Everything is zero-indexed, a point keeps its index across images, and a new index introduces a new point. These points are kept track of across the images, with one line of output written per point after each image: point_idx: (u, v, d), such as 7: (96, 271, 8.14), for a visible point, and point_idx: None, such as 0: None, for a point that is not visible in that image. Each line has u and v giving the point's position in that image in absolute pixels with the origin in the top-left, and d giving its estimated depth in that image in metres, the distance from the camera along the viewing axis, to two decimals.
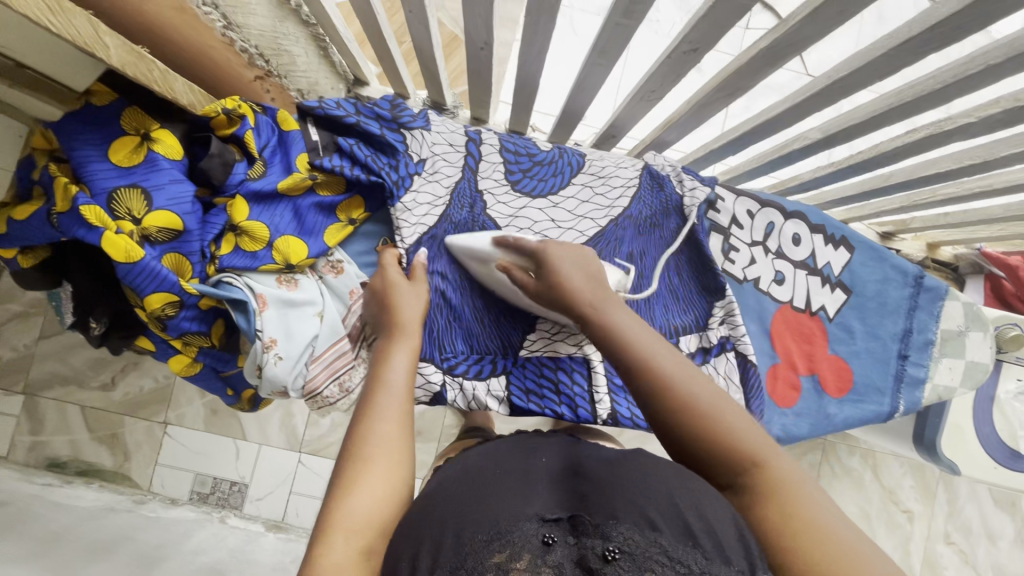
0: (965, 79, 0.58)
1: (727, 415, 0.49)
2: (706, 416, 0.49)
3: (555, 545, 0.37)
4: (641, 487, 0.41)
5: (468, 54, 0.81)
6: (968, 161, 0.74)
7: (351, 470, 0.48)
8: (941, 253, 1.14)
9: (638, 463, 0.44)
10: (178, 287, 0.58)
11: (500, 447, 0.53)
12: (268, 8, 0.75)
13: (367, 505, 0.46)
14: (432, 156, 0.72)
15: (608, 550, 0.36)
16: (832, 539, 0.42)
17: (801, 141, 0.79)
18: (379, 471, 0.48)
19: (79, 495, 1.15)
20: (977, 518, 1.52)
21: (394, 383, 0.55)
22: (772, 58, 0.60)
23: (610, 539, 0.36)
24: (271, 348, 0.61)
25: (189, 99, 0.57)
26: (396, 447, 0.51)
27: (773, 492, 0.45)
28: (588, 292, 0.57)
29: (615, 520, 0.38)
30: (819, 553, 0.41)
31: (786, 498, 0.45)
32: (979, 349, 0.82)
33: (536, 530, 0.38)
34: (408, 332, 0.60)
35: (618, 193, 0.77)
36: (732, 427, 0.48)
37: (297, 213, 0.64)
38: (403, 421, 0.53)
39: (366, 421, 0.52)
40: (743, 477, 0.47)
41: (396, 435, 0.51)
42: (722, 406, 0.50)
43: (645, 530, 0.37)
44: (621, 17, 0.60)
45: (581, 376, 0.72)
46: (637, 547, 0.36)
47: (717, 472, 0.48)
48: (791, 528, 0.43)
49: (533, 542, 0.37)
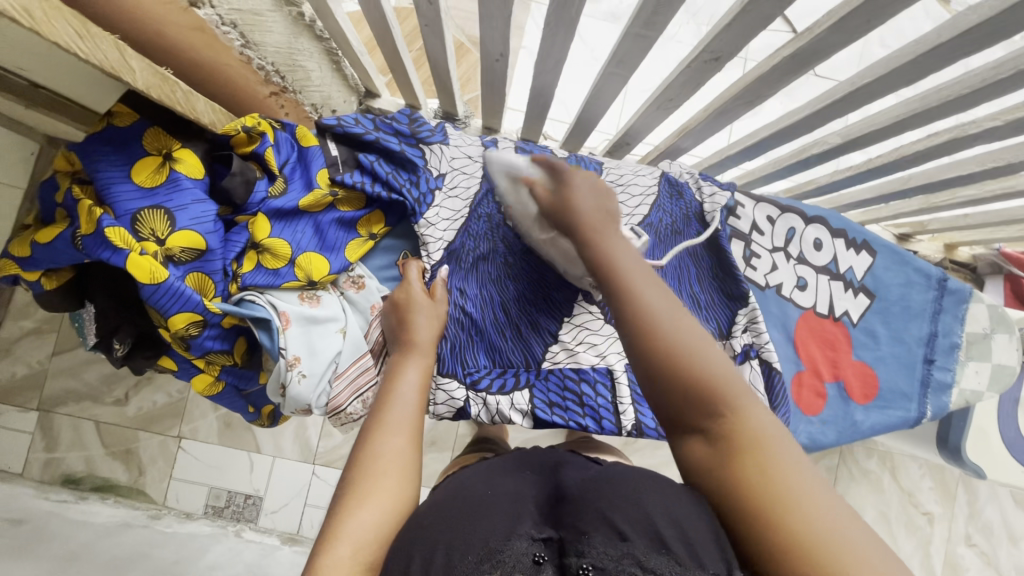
0: (994, 84, 0.57)
1: (708, 357, 0.45)
2: (687, 354, 0.45)
3: (545, 564, 0.37)
4: (614, 496, 0.40)
5: (483, 65, 0.81)
6: (992, 164, 0.73)
7: (360, 484, 0.48)
8: (960, 253, 1.13)
9: (645, 476, 0.44)
10: (201, 306, 0.57)
11: (504, 463, 0.53)
12: (284, 24, 0.73)
13: (373, 518, 0.46)
14: (451, 170, 0.71)
15: (581, 568, 0.35)
16: (796, 496, 0.39)
17: (821, 146, 0.79)
18: (387, 485, 0.48)
19: (95, 511, 1.15)
20: (999, 519, 1.50)
21: (406, 397, 0.56)
22: (795, 66, 0.60)
23: (583, 555, 0.36)
24: (294, 366, 0.61)
25: (210, 118, 0.57)
26: (404, 459, 0.51)
27: (750, 447, 0.42)
28: (589, 224, 0.53)
29: (586, 535, 0.37)
30: (783, 502, 0.39)
31: (766, 455, 0.42)
32: (1006, 351, 0.81)
33: (528, 547, 0.37)
34: (421, 351, 0.61)
35: (638, 201, 0.74)
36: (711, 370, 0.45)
37: (318, 228, 0.64)
38: (412, 435, 0.53)
39: (376, 434, 0.52)
40: (718, 427, 0.44)
41: (405, 448, 0.52)
42: (713, 353, 0.46)
43: (617, 541, 0.37)
44: (641, 28, 0.60)
45: (605, 387, 0.71)
46: (610, 562, 0.35)
47: (692, 417, 0.45)
48: (760, 478, 0.41)
49: (523, 562, 0.36)
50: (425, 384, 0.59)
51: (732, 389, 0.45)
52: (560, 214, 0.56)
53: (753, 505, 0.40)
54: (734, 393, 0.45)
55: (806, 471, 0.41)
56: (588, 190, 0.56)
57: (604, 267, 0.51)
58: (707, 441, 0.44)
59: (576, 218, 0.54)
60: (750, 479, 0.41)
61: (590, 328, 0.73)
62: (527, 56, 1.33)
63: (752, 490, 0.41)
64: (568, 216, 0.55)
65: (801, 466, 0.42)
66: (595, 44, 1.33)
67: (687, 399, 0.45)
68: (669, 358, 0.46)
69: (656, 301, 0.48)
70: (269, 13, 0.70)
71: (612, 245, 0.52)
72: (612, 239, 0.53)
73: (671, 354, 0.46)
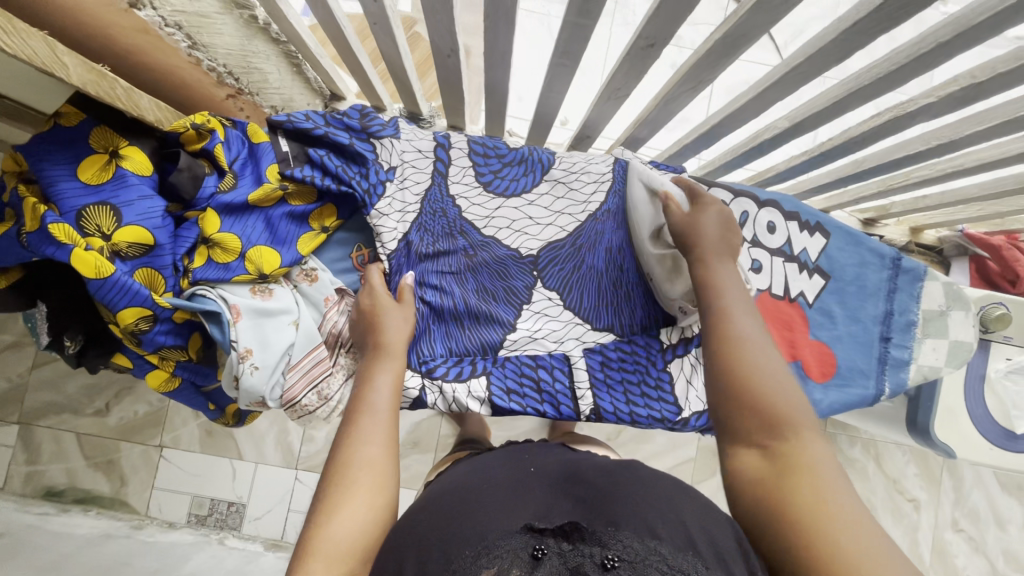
0: (919, 59, 0.57)
1: (787, 386, 0.50)
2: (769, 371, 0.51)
3: (544, 558, 0.39)
4: (652, 503, 0.45)
5: (437, 63, 0.82)
6: (935, 142, 0.74)
7: (332, 496, 0.49)
8: (925, 236, 1.14)
9: (642, 482, 0.48)
10: (151, 301, 0.58)
11: (501, 471, 0.56)
12: (235, 26, 0.75)
13: (349, 530, 0.47)
14: (401, 163, 0.72)
15: (608, 559, 0.38)
16: (851, 520, 0.42)
17: (771, 131, 0.80)
18: (362, 496, 0.50)
19: (76, 523, 1.15)
20: (986, 504, 1.50)
21: (378, 406, 0.56)
22: (728, 48, 0.61)
23: (609, 548, 0.39)
24: (246, 358, 0.62)
25: (155, 115, 0.58)
26: (380, 470, 0.52)
27: (799, 464, 0.46)
28: (708, 248, 0.60)
29: (618, 533, 0.41)
30: (832, 528, 0.41)
31: (809, 471, 0.45)
32: (962, 328, 0.81)
33: (527, 543, 0.40)
34: (394, 357, 0.61)
35: (592, 188, 0.77)
36: (786, 395, 0.50)
37: (269, 223, 0.65)
38: (388, 443, 0.54)
39: (349, 446, 0.52)
40: (779, 442, 0.48)
41: (381, 457, 0.52)
42: (789, 386, 0.51)
43: (647, 539, 0.41)
44: (577, 17, 0.61)
45: (562, 372, 0.71)
46: (636, 555, 0.39)
47: (757, 428, 0.49)
48: (823, 509, 0.43)
49: (522, 557, 0.39)
50: (398, 387, 0.60)
51: (796, 414, 0.49)
52: (686, 230, 0.63)
53: (794, 522, 0.43)
54: (801, 425, 0.48)
55: (835, 481, 0.45)
56: (718, 221, 0.63)
57: (711, 287, 0.58)
58: (762, 453, 0.48)
59: (700, 236, 0.61)
60: (800, 496, 0.44)
61: (549, 314, 0.74)
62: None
63: (794, 504, 0.44)
64: (694, 236, 0.62)
65: (838, 482, 0.45)
66: None
67: (751, 410, 0.50)
68: (746, 359, 0.52)
69: (748, 328, 0.55)
70: (218, 15, 0.71)
71: (725, 269, 0.59)
72: (726, 265, 0.60)
73: (750, 356, 0.52)
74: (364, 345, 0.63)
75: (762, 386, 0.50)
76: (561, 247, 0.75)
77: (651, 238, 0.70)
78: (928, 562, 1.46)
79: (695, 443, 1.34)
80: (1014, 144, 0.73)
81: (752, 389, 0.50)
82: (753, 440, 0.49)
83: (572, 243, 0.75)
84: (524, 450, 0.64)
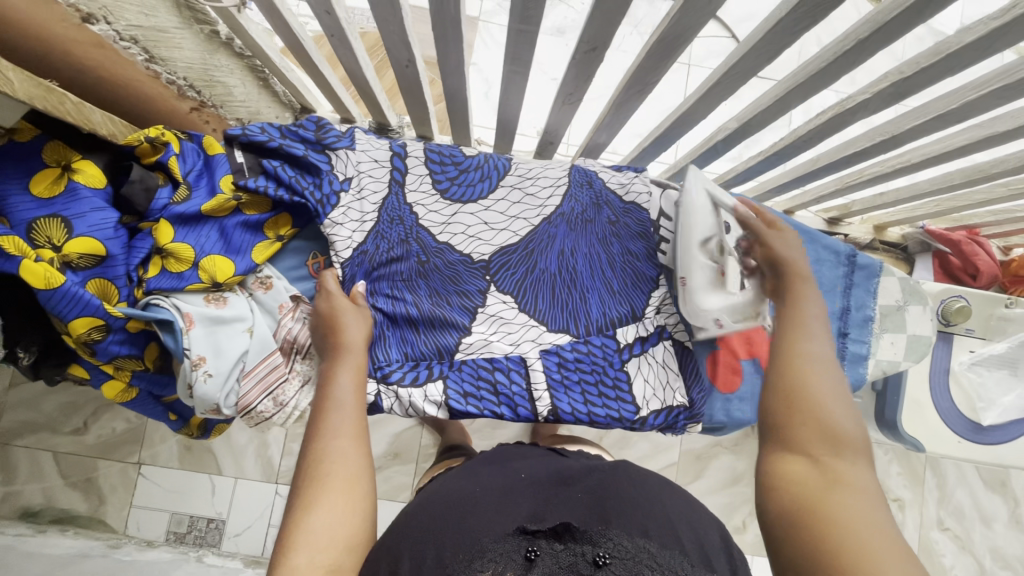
0: (844, 56, 0.59)
1: (845, 406, 0.53)
2: (828, 394, 0.53)
3: (537, 559, 0.42)
4: (646, 507, 0.49)
5: (397, 73, 0.84)
6: (878, 138, 0.75)
7: (309, 490, 0.50)
8: (889, 233, 1.15)
9: (640, 489, 0.52)
10: (103, 311, 0.58)
11: (493, 474, 0.58)
12: (195, 41, 0.76)
13: (327, 524, 0.48)
14: (358, 174, 0.73)
15: (599, 557, 0.41)
16: (885, 534, 0.43)
17: (723, 132, 0.82)
18: (337, 489, 0.50)
19: (52, 543, 1.14)
20: (969, 501, 1.49)
21: (344, 399, 0.57)
22: (666, 50, 0.63)
23: (600, 546, 0.42)
24: (199, 365, 0.62)
25: (109, 129, 0.59)
26: (353, 463, 0.53)
27: (846, 479, 0.48)
28: (796, 269, 0.64)
29: (608, 532, 0.44)
30: (870, 538, 0.42)
31: (854, 489, 0.47)
32: (920, 322, 0.84)
33: (520, 545, 0.43)
34: (354, 355, 0.62)
35: (549, 192, 0.79)
36: (841, 415, 0.52)
37: (223, 232, 0.66)
38: (358, 436, 0.55)
39: (320, 439, 0.54)
40: (829, 456, 0.49)
41: (352, 449, 0.54)
42: (842, 405, 0.53)
43: (637, 538, 0.44)
44: (520, 23, 0.63)
45: (519, 375, 0.72)
46: (627, 553, 0.42)
47: (814, 440, 0.50)
48: (856, 520, 0.44)
49: (516, 559, 0.42)
50: (360, 383, 0.61)
51: (849, 432, 0.51)
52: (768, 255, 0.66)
53: (824, 524, 0.44)
54: (852, 445, 0.50)
55: (869, 501, 0.46)
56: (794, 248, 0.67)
57: (795, 302, 0.61)
58: (811, 461, 0.49)
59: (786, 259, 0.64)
60: (838, 509, 0.45)
61: (504, 318, 0.73)
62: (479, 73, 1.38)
63: (832, 512, 0.45)
64: (781, 257, 0.65)
65: (876, 505, 0.46)
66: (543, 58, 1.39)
67: (802, 419, 0.52)
68: (807, 378, 0.54)
69: (818, 349, 0.57)
70: (176, 30, 0.72)
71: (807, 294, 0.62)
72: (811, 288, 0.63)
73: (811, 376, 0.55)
74: (325, 348, 0.64)
75: (819, 403, 0.52)
76: (513, 252, 0.75)
77: (700, 246, 0.70)
78: None
79: (677, 447, 1.34)
80: (956, 137, 0.75)
81: (809, 405, 0.52)
82: (802, 445, 0.51)
83: (525, 248, 0.75)
84: (516, 452, 0.67)
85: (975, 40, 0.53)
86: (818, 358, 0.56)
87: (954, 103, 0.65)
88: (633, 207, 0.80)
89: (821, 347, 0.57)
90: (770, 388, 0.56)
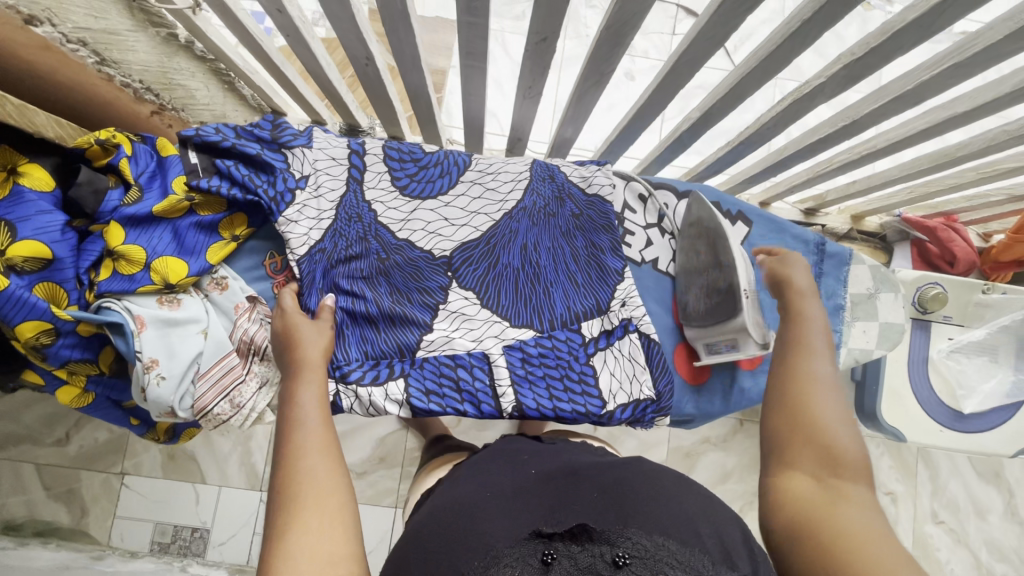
0: (791, 38, 0.58)
1: (841, 425, 0.52)
2: (825, 416, 0.53)
3: (554, 562, 0.41)
4: (664, 503, 0.46)
5: (358, 71, 0.84)
6: (840, 123, 0.75)
7: (285, 511, 0.47)
8: (867, 223, 1.14)
9: (670, 487, 0.49)
10: (50, 314, 0.58)
11: (504, 472, 0.56)
12: (151, 44, 0.76)
13: (308, 544, 0.45)
14: (315, 172, 0.72)
15: (619, 557, 0.40)
16: (889, 547, 0.41)
17: (686, 123, 0.82)
18: (311, 507, 0.47)
19: (33, 555, 1.12)
20: (963, 493, 1.46)
21: (306, 417, 0.55)
22: (615, 38, 0.63)
23: (618, 546, 0.41)
24: (152, 368, 0.61)
25: (57, 132, 0.59)
26: (324, 477, 0.50)
27: (848, 496, 0.46)
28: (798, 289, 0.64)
29: (626, 531, 0.43)
30: (874, 550, 0.41)
31: (856, 506, 0.46)
32: (892, 309, 0.83)
33: (537, 548, 0.43)
34: (313, 371, 0.60)
35: (510, 186, 0.78)
36: (837, 434, 0.51)
37: (176, 233, 0.65)
38: (327, 450, 0.52)
39: (289, 458, 0.51)
40: (831, 475, 0.49)
41: (322, 464, 0.51)
42: (839, 425, 0.52)
43: (654, 536, 0.43)
44: (468, 16, 0.62)
45: (482, 371, 0.70)
46: (646, 552, 0.41)
47: (815, 462, 0.50)
48: (862, 537, 0.42)
49: (532, 563, 0.41)
50: (324, 396, 0.59)
51: (849, 452, 0.50)
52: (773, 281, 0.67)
53: (828, 537, 0.44)
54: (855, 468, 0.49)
55: (871, 515, 0.44)
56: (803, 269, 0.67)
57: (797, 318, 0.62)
58: (815, 480, 0.49)
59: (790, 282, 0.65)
60: (841, 523, 0.44)
61: (466, 314, 0.72)
62: (456, 74, 1.38)
63: (836, 530, 0.44)
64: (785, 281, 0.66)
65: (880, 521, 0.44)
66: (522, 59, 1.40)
67: (804, 441, 0.52)
68: (803, 402, 0.54)
69: (817, 367, 0.56)
70: (129, 33, 0.72)
71: (812, 310, 0.62)
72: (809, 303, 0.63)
73: (806, 400, 0.54)
74: (283, 366, 0.61)
75: (816, 425, 0.52)
76: (474, 248, 0.74)
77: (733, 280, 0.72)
78: None
79: (664, 444, 1.32)
80: (917, 122, 0.74)
81: (806, 428, 0.52)
82: (808, 469, 0.50)
83: (487, 243, 0.75)
84: (517, 448, 0.64)
85: (917, 19, 0.52)
86: (817, 378, 0.56)
87: (908, 85, 0.64)
88: (597, 199, 0.80)
89: (819, 365, 0.57)
90: (772, 411, 0.56)
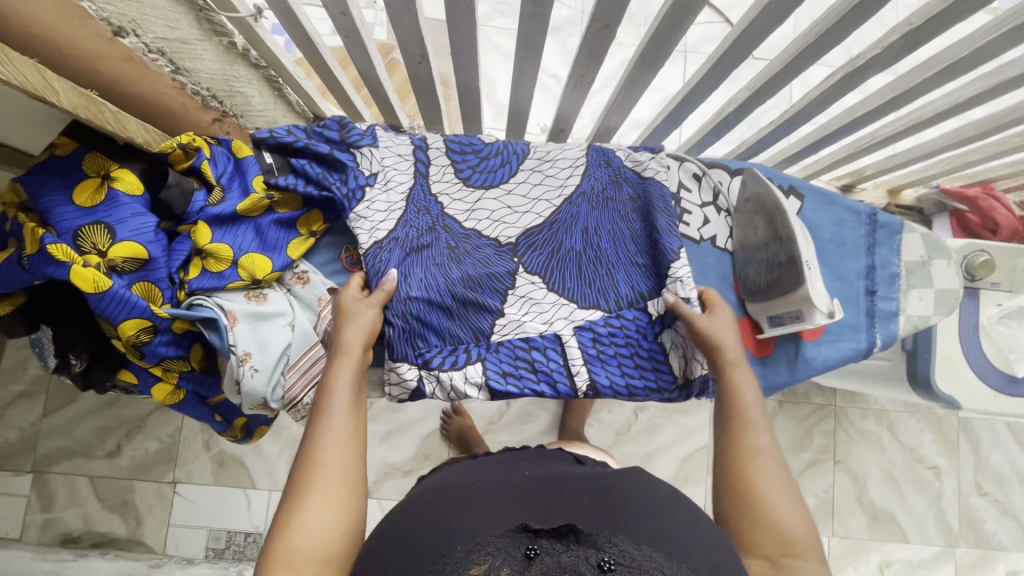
0: (855, 9, 0.59)
1: (785, 499, 0.55)
2: (771, 496, 0.55)
3: (536, 557, 0.39)
4: (646, 508, 0.46)
5: (410, 70, 0.86)
6: (890, 95, 0.76)
7: (292, 502, 0.50)
8: (903, 196, 1.17)
9: (661, 499, 0.48)
10: (149, 312, 0.60)
11: (496, 470, 0.55)
12: (216, 53, 0.78)
13: (309, 535, 0.48)
14: (382, 168, 0.75)
15: (604, 561, 0.38)
16: None
17: (734, 103, 0.83)
18: (321, 500, 0.50)
19: (94, 565, 1.13)
20: (1007, 465, 1.44)
21: (336, 408, 0.56)
22: (677, 18, 0.64)
23: (605, 550, 0.39)
24: (246, 361, 0.64)
25: (143, 137, 0.62)
26: (341, 471, 0.52)
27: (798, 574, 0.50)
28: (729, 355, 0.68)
29: (613, 536, 0.41)
30: None
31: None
32: (946, 276, 0.83)
33: (522, 541, 0.40)
34: (350, 357, 0.61)
35: (567, 173, 0.80)
36: (781, 511, 0.54)
37: (259, 231, 0.68)
38: (350, 444, 0.54)
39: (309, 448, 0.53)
40: (786, 556, 0.51)
41: (339, 461, 0.53)
42: (785, 501, 0.55)
43: (641, 546, 0.42)
44: (532, 7, 0.64)
45: (555, 352, 0.72)
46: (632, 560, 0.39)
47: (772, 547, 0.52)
48: None
49: (514, 556, 0.39)
50: (359, 386, 0.60)
51: (797, 530, 0.53)
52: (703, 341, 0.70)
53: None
54: (801, 541, 0.53)
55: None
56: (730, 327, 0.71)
57: (732, 398, 0.65)
58: (769, 563, 0.51)
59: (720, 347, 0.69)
60: None
61: (534, 298, 0.74)
62: (483, 74, 1.40)
63: None
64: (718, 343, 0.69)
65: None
66: (546, 56, 1.42)
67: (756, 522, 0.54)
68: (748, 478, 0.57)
69: (760, 442, 0.60)
70: (198, 42, 0.74)
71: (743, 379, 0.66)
72: (744, 373, 0.67)
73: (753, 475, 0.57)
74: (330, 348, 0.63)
75: (762, 504, 0.55)
76: (539, 233, 0.76)
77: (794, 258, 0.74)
78: (956, 531, 1.41)
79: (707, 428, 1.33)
80: (965, 90, 0.75)
81: (754, 507, 0.55)
82: (764, 552, 0.52)
83: (550, 228, 0.77)
84: (521, 455, 0.62)
85: None
86: (761, 454, 0.59)
87: (964, 51, 0.65)
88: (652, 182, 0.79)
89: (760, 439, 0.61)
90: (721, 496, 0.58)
